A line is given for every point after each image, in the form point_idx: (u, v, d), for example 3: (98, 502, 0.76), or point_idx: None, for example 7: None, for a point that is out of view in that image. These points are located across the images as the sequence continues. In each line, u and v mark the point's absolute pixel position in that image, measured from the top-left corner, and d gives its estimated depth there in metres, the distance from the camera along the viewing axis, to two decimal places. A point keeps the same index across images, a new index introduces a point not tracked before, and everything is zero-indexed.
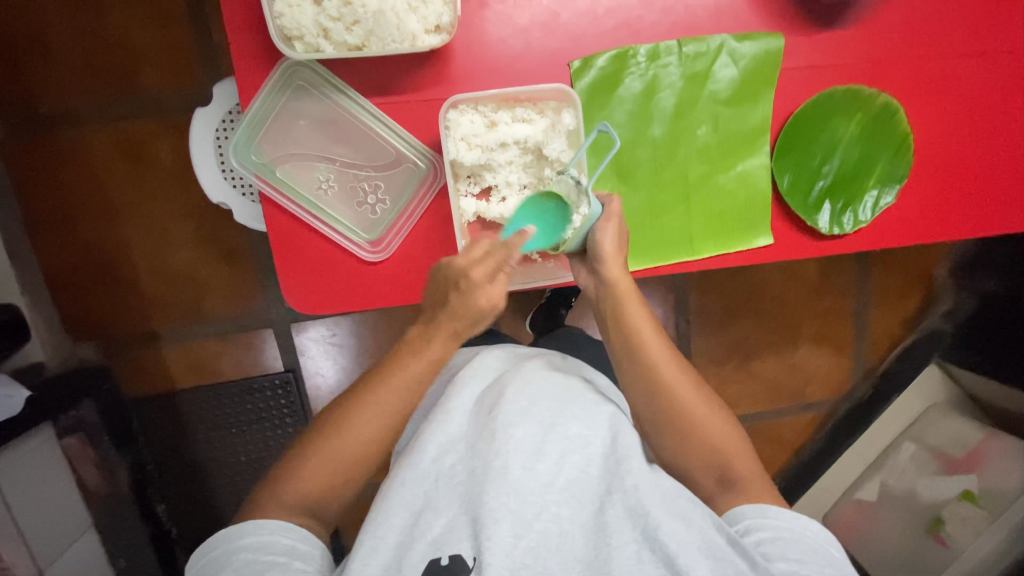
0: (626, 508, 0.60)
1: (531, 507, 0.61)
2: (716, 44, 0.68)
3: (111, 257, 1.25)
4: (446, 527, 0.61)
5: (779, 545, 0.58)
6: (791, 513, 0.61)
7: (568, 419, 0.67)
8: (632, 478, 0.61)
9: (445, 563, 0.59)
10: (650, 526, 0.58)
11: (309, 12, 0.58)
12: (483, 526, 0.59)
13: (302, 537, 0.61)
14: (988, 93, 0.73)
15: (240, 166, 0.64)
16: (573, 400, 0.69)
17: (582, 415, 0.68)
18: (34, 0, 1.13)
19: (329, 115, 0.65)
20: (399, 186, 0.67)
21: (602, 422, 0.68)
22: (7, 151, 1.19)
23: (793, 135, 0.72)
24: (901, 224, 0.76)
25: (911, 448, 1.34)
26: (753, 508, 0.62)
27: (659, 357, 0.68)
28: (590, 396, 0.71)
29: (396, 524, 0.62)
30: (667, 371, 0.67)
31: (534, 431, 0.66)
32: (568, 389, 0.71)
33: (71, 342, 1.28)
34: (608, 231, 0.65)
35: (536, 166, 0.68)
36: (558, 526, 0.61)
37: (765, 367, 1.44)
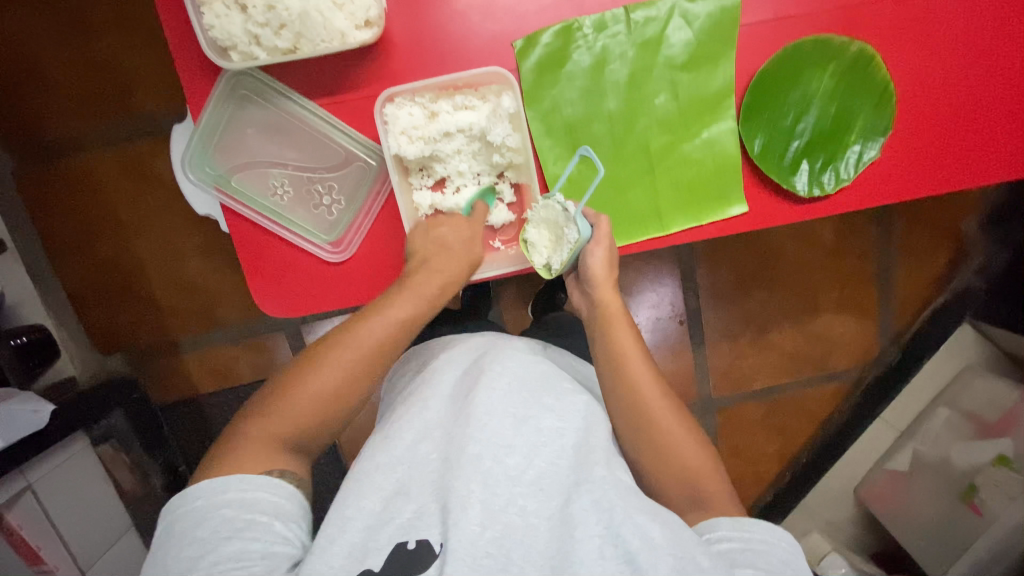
0: (592, 501, 0.61)
1: (499, 497, 0.61)
2: (666, 8, 0.65)
3: (126, 273, 1.32)
4: (416, 513, 0.62)
5: (751, 554, 0.59)
6: (768, 526, 0.61)
7: (541, 411, 0.68)
8: (600, 469, 0.63)
9: (411, 548, 0.59)
10: (615, 521, 0.59)
11: (238, 20, 0.59)
12: (450, 512, 0.59)
13: (285, 495, 0.60)
14: (977, 28, 0.67)
15: (195, 179, 0.65)
16: (550, 391, 0.70)
17: (557, 407, 0.68)
18: (31, 35, 1.18)
19: (276, 120, 0.65)
20: (353, 185, 0.68)
21: (577, 414, 0.68)
22: (23, 181, 1.26)
23: (761, 94, 0.68)
24: (888, 179, 0.71)
25: (944, 413, 1.26)
26: (729, 519, 0.62)
27: (629, 349, 0.69)
28: (568, 385, 0.71)
29: (365, 507, 0.62)
30: (635, 362, 0.69)
31: (509, 421, 0.66)
32: (547, 379, 0.71)
33: (100, 356, 1.36)
34: (597, 254, 0.68)
35: (485, 153, 0.68)
36: (523, 518, 0.61)
37: (784, 338, 1.38)
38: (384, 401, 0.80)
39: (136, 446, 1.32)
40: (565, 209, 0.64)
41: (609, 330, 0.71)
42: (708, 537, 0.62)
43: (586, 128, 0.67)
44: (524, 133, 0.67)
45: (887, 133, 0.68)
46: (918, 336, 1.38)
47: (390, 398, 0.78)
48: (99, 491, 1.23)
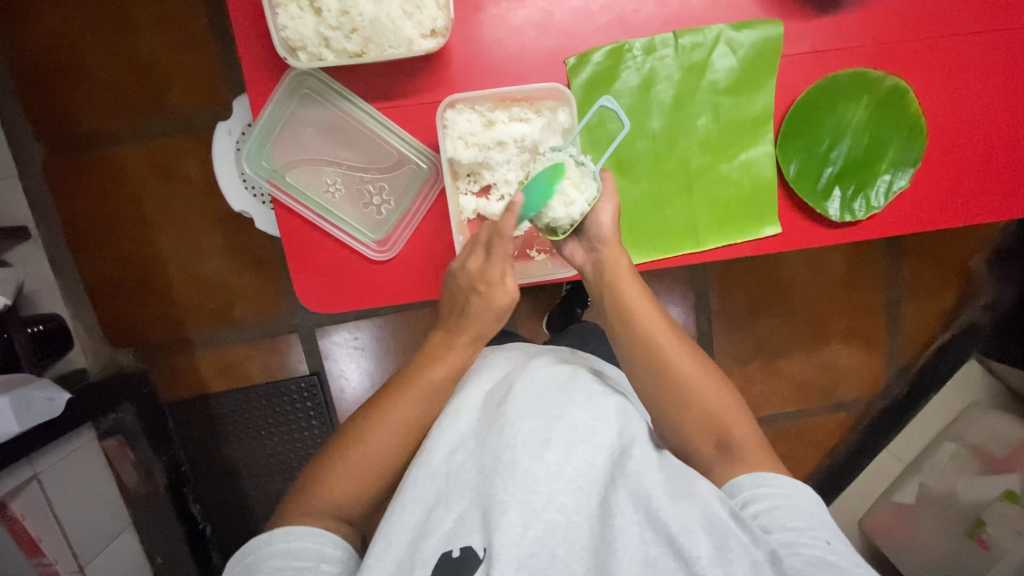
0: (629, 493, 0.61)
1: (539, 496, 0.62)
2: (713, 35, 0.68)
3: (146, 268, 1.32)
4: (457, 521, 0.63)
5: (779, 512, 0.60)
6: (791, 482, 0.62)
7: (574, 409, 0.68)
8: (635, 463, 0.63)
9: (456, 555, 0.61)
10: (653, 507, 0.59)
11: (311, 22, 0.61)
12: (493, 518, 0.60)
13: (329, 541, 0.62)
14: (1004, 71, 0.71)
15: (251, 171, 0.67)
16: (581, 390, 0.70)
17: (589, 404, 0.68)
18: (72, 30, 1.21)
19: (334, 121, 0.67)
20: (402, 187, 0.70)
21: (609, 413, 0.68)
22: (51, 170, 1.27)
23: (799, 121, 0.71)
24: (915, 207, 0.74)
25: (951, 447, 1.27)
26: (751, 477, 0.63)
27: (664, 337, 0.68)
28: (597, 385, 0.71)
29: (408, 522, 0.63)
30: (672, 348, 0.67)
31: (541, 421, 0.66)
32: (576, 381, 0.71)
33: (111, 349, 1.35)
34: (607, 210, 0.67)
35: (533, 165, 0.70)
36: (565, 516, 0.62)
37: (793, 365, 1.40)
38: None
39: (142, 442, 1.29)
40: (585, 163, 0.66)
41: (634, 314, 0.68)
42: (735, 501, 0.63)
43: (629, 144, 0.70)
44: (574, 147, 0.69)
45: (917, 164, 0.71)
46: (924, 369, 1.40)
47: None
48: (103, 485, 1.23)
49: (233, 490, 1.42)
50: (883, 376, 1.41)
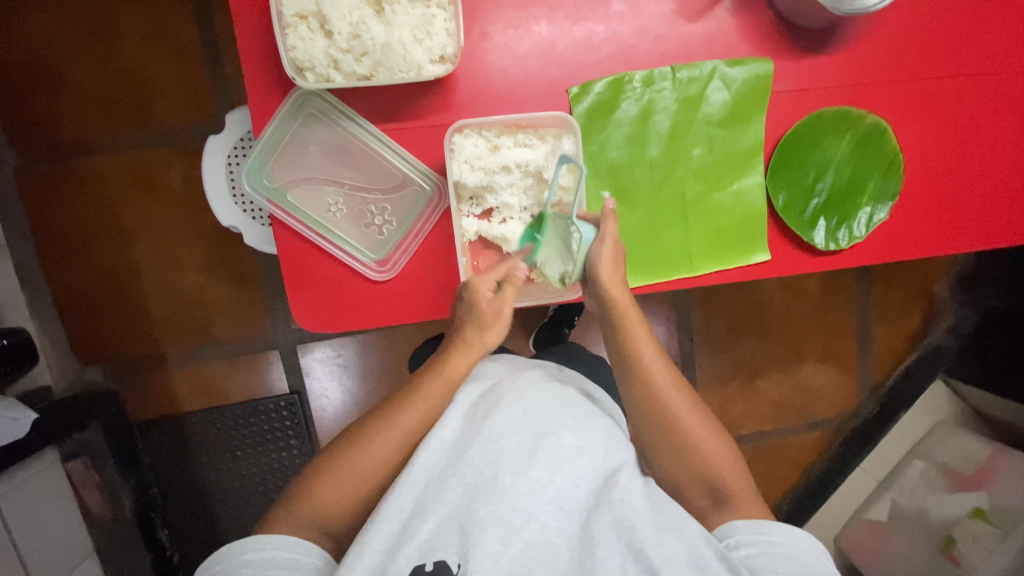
0: (612, 520, 0.62)
1: (520, 515, 0.62)
2: (708, 69, 0.71)
3: (121, 281, 1.27)
4: (434, 533, 0.62)
5: (769, 558, 0.60)
6: (786, 529, 0.62)
7: (562, 429, 0.68)
8: (620, 491, 0.64)
9: (430, 568, 0.60)
10: (636, 538, 0.61)
11: (321, 44, 0.61)
12: (471, 534, 0.60)
13: (304, 549, 0.61)
14: (972, 113, 0.76)
15: (252, 190, 0.67)
16: (570, 410, 0.71)
17: (577, 426, 0.69)
18: (52, 36, 1.17)
19: (338, 141, 0.68)
20: (404, 208, 0.70)
21: (596, 434, 0.70)
22: (24, 178, 1.22)
23: (787, 154, 0.74)
24: (888, 238, 0.78)
25: (921, 465, 1.32)
26: (746, 523, 0.63)
27: (658, 375, 0.70)
28: (586, 406, 0.72)
29: (385, 531, 0.62)
30: (666, 390, 0.69)
31: (528, 439, 0.66)
32: (565, 401, 0.72)
33: (80, 365, 1.30)
34: (604, 255, 0.66)
35: (537, 189, 0.70)
36: (545, 536, 0.62)
37: (771, 385, 1.44)
38: None
39: (108, 465, 1.25)
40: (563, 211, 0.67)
41: (636, 355, 0.70)
42: (725, 543, 0.63)
43: (626, 170, 0.72)
44: (577, 175, 0.70)
45: (895, 198, 0.76)
46: (894, 390, 1.46)
47: None
48: (66, 515, 1.16)
49: (204, 515, 1.36)
50: (856, 396, 1.46)
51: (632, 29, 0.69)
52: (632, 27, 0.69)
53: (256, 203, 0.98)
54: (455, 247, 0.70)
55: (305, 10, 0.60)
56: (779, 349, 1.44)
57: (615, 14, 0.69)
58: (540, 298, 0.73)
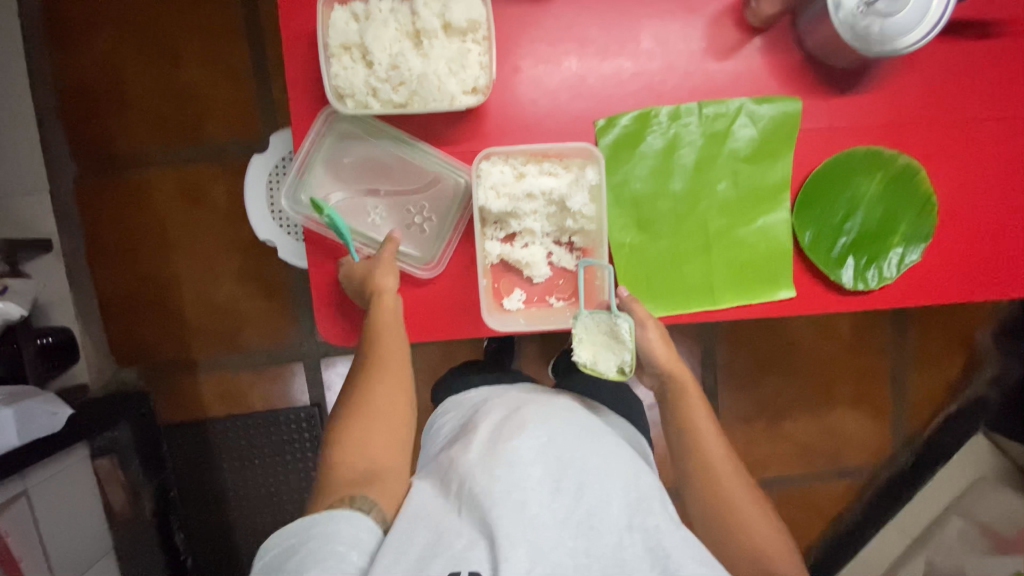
0: (646, 547, 0.63)
1: (548, 539, 0.62)
2: (735, 106, 0.71)
3: (162, 288, 1.34)
4: (468, 543, 0.61)
5: None
6: None
7: (587, 455, 0.69)
8: (655, 519, 0.65)
9: None
10: (670, 566, 0.61)
11: (361, 74, 0.63)
12: (500, 547, 0.59)
13: (364, 528, 0.62)
14: (1011, 157, 0.75)
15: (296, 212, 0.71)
16: (596, 436, 0.72)
17: (602, 452, 0.70)
18: (119, 59, 1.27)
19: (371, 151, 0.71)
20: (442, 204, 0.73)
21: (622, 459, 0.71)
22: (80, 185, 1.30)
23: (815, 191, 0.74)
24: (924, 284, 0.76)
25: (960, 523, 1.26)
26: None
27: (712, 452, 0.74)
28: (609, 437, 0.73)
29: (418, 541, 0.62)
30: (720, 467, 0.73)
31: (553, 465, 0.67)
32: (590, 427, 0.73)
33: (116, 366, 1.35)
34: (650, 335, 0.72)
35: (559, 217, 0.71)
36: (575, 558, 0.62)
37: (797, 428, 1.42)
38: (425, 446, 0.81)
39: (134, 465, 1.29)
40: (609, 312, 0.69)
41: (693, 428, 0.75)
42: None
43: (647, 201, 0.72)
44: (599, 204, 0.70)
45: (928, 240, 0.74)
46: (930, 442, 1.44)
47: (431, 443, 0.80)
48: (89, 508, 1.19)
49: (218, 520, 1.40)
50: (889, 444, 1.45)
51: (660, 66, 0.71)
52: (660, 63, 0.71)
53: (293, 219, 1.03)
54: (476, 268, 0.72)
55: (349, 41, 0.62)
56: (810, 393, 1.42)
57: (644, 50, 0.71)
58: (554, 322, 0.73)
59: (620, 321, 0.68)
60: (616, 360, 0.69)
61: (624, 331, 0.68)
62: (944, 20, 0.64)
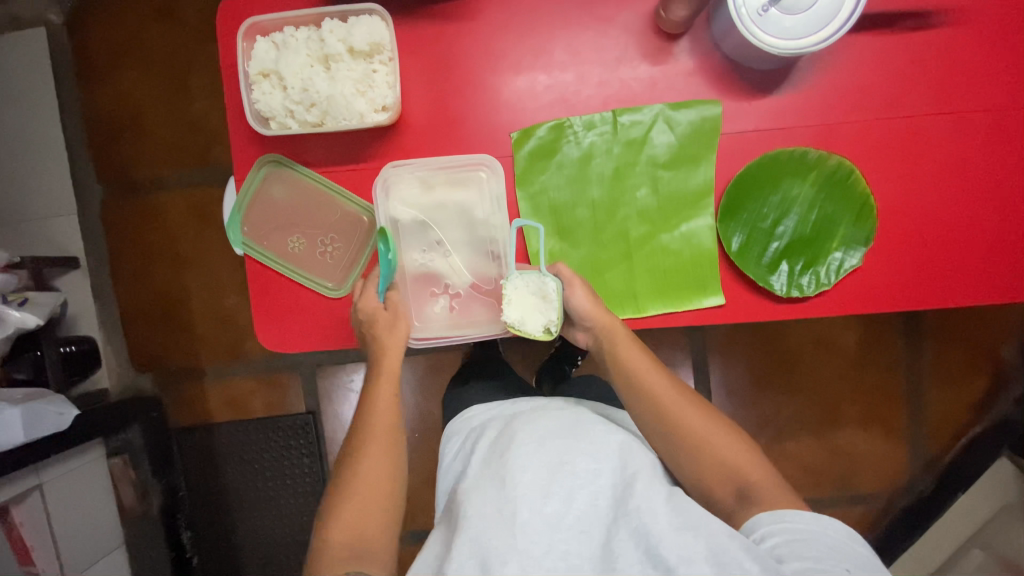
0: (630, 531, 0.62)
1: (539, 546, 0.62)
2: (652, 113, 0.71)
3: (174, 301, 1.45)
4: (457, 566, 0.62)
5: (797, 545, 0.59)
6: (811, 515, 0.61)
7: (575, 456, 0.69)
8: (636, 500, 0.63)
9: None
10: (652, 544, 0.60)
11: (279, 97, 0.68)
12: (491, 568, 0.60)
13: None
14: (957, 155, 0.71)
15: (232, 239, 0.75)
16: (584, 434, 0.72)
17: (591, 450, 0.70)
18: (139, 94, 1.41)
19: (296, 189, 0.76)
20: (342, 228, 0.77)
21: (612, 454, 0.70)
22: (105, 208, 1.44)
23: (740, 196, 0.71)
24: (870, 288, 0.72)
25: (979, 555, 1.14)
26: (769, 514, 0.63)
27: (664, 394, 0.71)
28: (600, 425, 0.73)
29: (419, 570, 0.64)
30: (675, 405, 0.70)
31: (543, 471, 0.68)
32: (580, 425, 0.73)
33: (134, 372, 1.47)
34: (579, 294, 0.70)
35: (470, 226, 0.75)
36: (567, 561, 0.62)
37: (800, 448, 1.34)
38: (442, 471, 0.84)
39: (144, 464, 1.38)
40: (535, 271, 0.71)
41: (639, 385, 0.71)
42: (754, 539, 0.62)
43: (561, 209, 0.73)
44: (505, 211, 0.73)
45: (868, 243, 0.70)
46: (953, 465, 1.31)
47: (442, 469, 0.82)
48: (102, 503, 1.31)
49: (226, 524, 1.45)
50: (907, 468, 1.33)
51: (574, 77, 0.72)
52: (574, 75, 0.72)
53: None
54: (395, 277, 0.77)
55: (267, 69, 0.68)
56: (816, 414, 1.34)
57: (557, 62, 0.72)
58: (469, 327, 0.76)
59: (548, 279, 0.70)
60: (542, 320, 0.71)
61: (551, 288, 0.70)
62: (856, 14, 0.61)
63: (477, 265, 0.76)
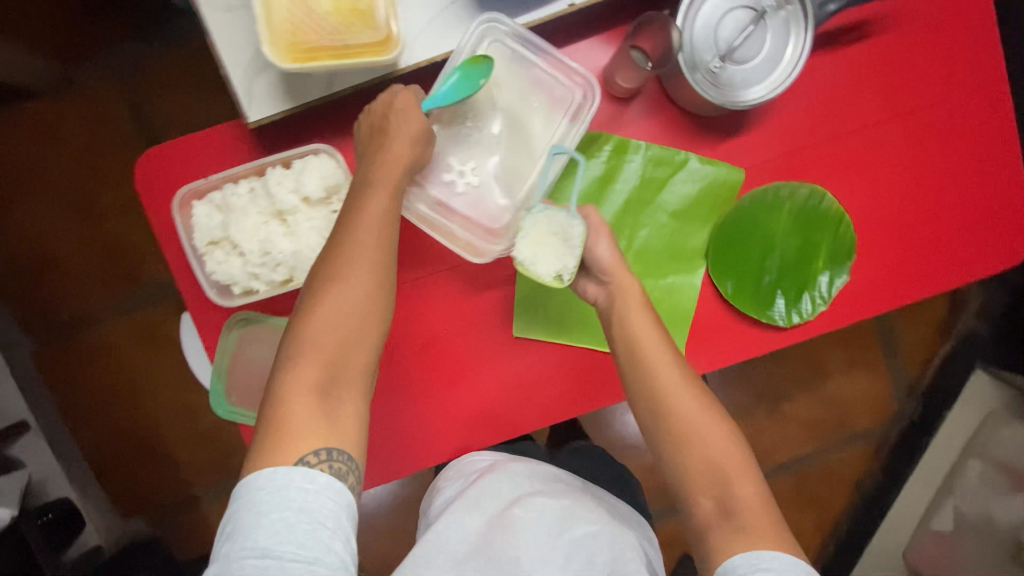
0: None
1: None
2: (680, 160, 0.71)
3: (144, 433, 1.23)
4: None
5: None
6: (787, 558, 0.54)
7: (574, 523, 0.65)
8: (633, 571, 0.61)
9: None
10: None
11: (238, 263, 0.63)
12: None
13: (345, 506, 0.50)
14: (909, 155, 0.74)
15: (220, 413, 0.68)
16: (583, 504, 0.68)
17: (589, 517, 0.66)
18: (35, 222, 1.18)
19: (274, 341, 0.69)
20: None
21: (606, 522, 0.67)
22: (40, 355, 1.21)
23: (724, 240, 0.72)
24: (857, 297, 0.74)
25: (979, 466, 1.15)
26: (744, 557, 0.56)
27: (681, 403, 0.62)
28: (594, 502, 0.70)
29: None
30: (693, 421, 0.62)
31: (545, 534, 0.63)
32: (579, 497, 0.70)
33: (121, 519, 1.24)
34: (602, 242, 0.65)
35: (521, 142, 0.70)
36: None
37: (798, 407, 1.26)
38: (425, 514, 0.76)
39: None
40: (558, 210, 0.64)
41: (641, 357, 0.63)
42: None
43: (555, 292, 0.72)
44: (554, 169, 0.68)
45: (851, 259, 0.72)
46: None
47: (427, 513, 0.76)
48: None
49: None
50: (889, 400, 1.27)
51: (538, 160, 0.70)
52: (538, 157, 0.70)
53: None
54: None
55: (217, 238, 0.63)
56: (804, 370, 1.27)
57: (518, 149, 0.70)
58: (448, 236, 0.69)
59: (573, 218, 0.63)
60: (556, 265, 0.63)
61: (574, 228, 0.63)
62: (805, 56, 0.63)
63: (507, 187, 0.70)
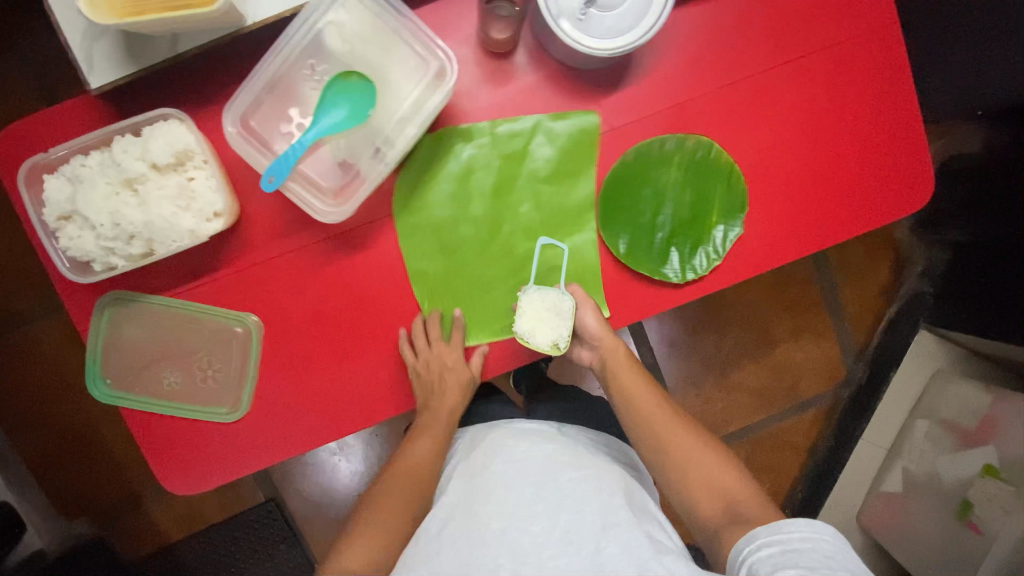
0: (620, 545, 0.61)
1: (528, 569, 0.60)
2: (534, 125, 0.70)
3: (89, 433, 1.12)
4: None
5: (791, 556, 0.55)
6: (805, 521, 0.56)
7: (561, 477, 0.68)
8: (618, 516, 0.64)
9: None
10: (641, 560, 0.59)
11: (91, 237, 0.61)
12: None
13: None
14: (801, 103, 0.73)
15: (97, 396, 0.67)
16: (568, 451, 0.71)
17: (575, 465, 0.69)
18: None
19: (150, 321, 0.68)
20: (212, 346, 0.69)
21: (591, 464, 0.70)
22: None
23: (614, 198, 0.71)
24: (756, 249, 0.73)
25: (924, 426, 1.07)
26: (764, 527, 0.58)
27: (649, 410, 0.71)
28: (583, 447, 0.73)
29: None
30: (660, 422, 0.70)
31: (530, 489, 0.66)
32: (562, 444, 0.72)
33: (64, 522, 1.13)
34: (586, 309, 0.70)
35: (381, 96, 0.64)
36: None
37: (744, 375, 1.23)
38: None
39: None
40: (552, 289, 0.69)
41: (628, 395, 0.72)
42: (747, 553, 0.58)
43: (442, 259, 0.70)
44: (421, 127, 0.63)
45: (744, 210, 0.71)
46: None
47: None
48: None
49: None
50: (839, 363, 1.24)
51: None
52: None
53: None
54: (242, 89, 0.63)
55: (67, 212, 0.61)
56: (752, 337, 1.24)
57: None
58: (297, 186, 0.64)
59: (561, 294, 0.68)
60: (552, 335, 0.68)
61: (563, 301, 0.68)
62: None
63: (364, 144, 0.65)
